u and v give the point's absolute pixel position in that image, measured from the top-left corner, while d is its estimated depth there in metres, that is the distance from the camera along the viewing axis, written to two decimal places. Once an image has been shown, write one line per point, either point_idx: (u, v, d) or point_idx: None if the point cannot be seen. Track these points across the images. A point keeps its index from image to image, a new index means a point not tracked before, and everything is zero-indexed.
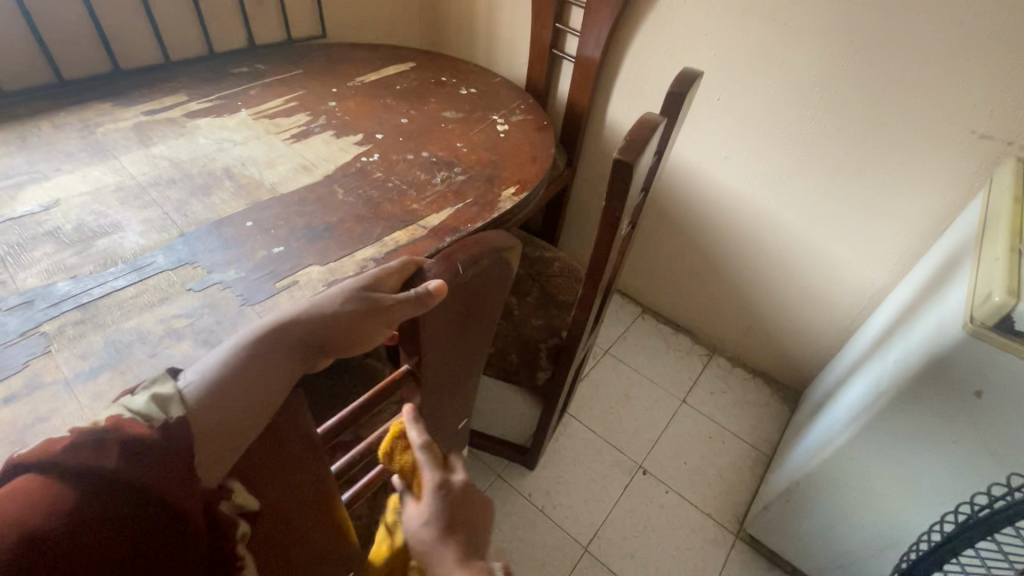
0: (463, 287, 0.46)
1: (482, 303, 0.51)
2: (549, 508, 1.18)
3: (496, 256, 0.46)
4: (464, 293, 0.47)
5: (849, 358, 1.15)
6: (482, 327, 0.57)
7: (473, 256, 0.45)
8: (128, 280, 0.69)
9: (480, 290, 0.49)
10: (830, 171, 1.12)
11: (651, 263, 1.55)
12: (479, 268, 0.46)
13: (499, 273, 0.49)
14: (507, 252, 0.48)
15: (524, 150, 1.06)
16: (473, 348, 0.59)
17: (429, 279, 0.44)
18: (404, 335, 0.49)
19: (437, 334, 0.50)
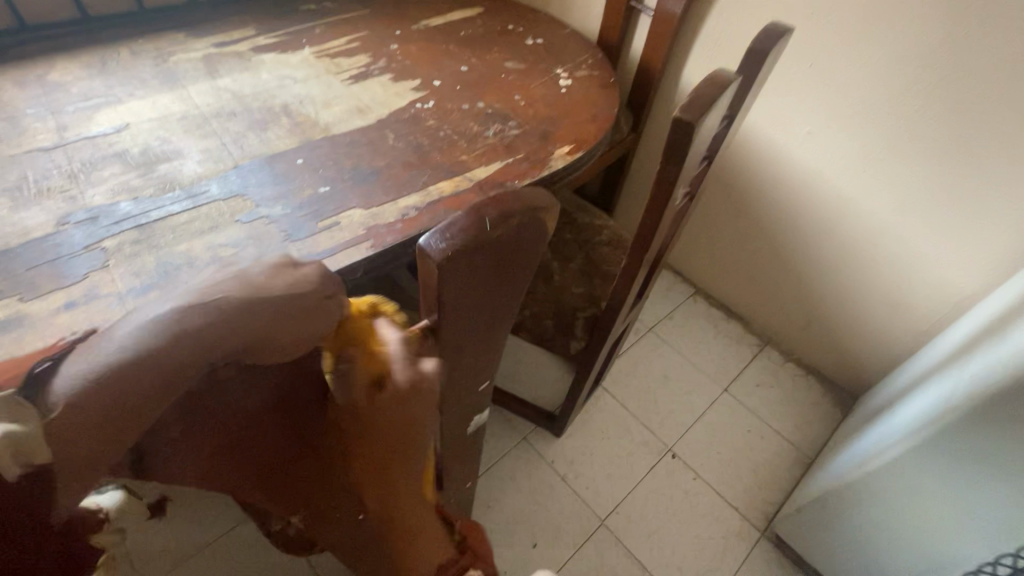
0: (494, 251, 0.39)
1: (517, 274, 0.45)
2: (570, 477, 1.17)
3: (532, 215, 0.40)
4: (494, 260, 0.40)
5: (919, 367, 1.04)
6: (511, 305, 0.49)
7: (504, 214, 0.38)
8: (183, 205, 0.72)
9: (513, 258, 0.42)
10: (930, 155, 0.99)
11: (709, 243, 1.46)
12: (509, 227, 0.39)
13: (534, 237, 0.42)
14: (545, 211, 0.41)
15: (585, 108, 1.00)
16: (500, 328, 0.51)
17: (451, 227, 0.37)
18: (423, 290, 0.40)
19: (460, 303, 0.42)
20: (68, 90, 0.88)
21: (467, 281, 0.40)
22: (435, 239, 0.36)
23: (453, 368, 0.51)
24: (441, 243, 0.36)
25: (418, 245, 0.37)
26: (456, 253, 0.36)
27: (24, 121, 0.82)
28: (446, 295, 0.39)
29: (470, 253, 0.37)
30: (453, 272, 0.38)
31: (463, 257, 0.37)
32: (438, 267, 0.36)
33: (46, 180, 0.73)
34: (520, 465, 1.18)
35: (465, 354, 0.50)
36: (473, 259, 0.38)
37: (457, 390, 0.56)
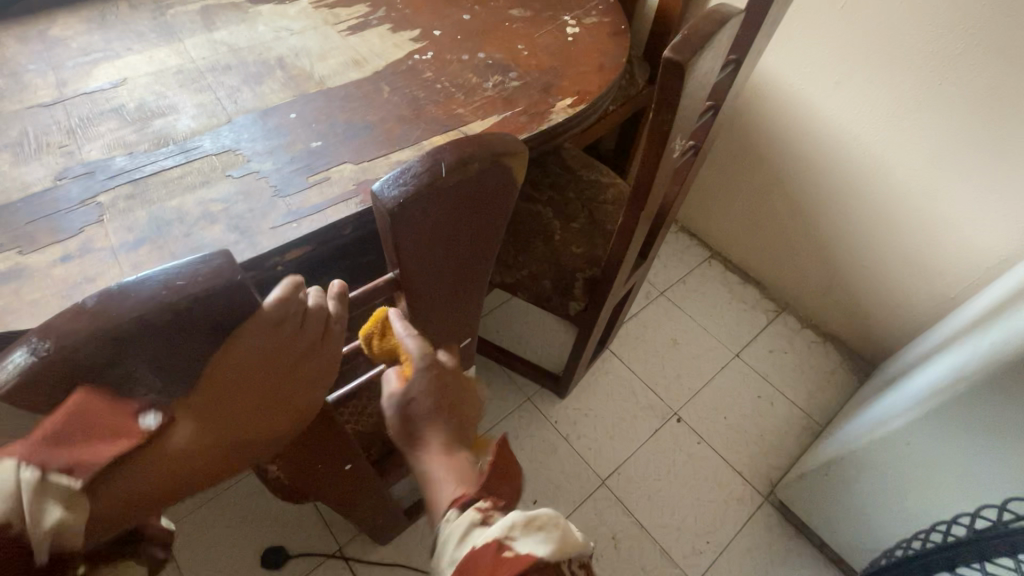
0: (452, 198, 0.38)
1: (484, 224, 0.44)
2: (572, 437, 1.18)
3: (493, 161, 0.39)
4: (454, 208, 0.40)
5: (941, 335, 0.99)
6: (484, 257, 0.49)
7: (461, 159, 0.37)
8: (176, 160, 0.72)
9: (478, 207, 0.41)
10: (969, 106, 0.91)
11: (726, 203, 1.40)
12: (467, 175, 0.38)
13: (499, 186, 0.41)
14: (507, 157, 0.39)
15: (592, 58, 0.95)
16: (473, 280, 0.51)
17: (404, 176, 0.36)
18: (383, 243, 0.41)
19: (420, 254, 0.42)
20: (68, 46, 0.88)
21: (425, 230, 0.40)
22: (387, 186, 0.36)
23: (424, 318, 0.52)
24: (392, 189, 0.36)
25: (372, 191, 0.37)
26: (411, 203, 0.36)
27: (25, 77, 0.82)
28: (403, 244, 0.39)
29: (423, 201, 0.37)
30: (406, 219, 0.37)
31: (415, 204, 0.37)
32: (388, 212, 0.36)
33: (45, 136, 0.74)
34: (523, 424, 1.19)
35: (437, 304, 0.51)
36: (427, 206, 0.38)
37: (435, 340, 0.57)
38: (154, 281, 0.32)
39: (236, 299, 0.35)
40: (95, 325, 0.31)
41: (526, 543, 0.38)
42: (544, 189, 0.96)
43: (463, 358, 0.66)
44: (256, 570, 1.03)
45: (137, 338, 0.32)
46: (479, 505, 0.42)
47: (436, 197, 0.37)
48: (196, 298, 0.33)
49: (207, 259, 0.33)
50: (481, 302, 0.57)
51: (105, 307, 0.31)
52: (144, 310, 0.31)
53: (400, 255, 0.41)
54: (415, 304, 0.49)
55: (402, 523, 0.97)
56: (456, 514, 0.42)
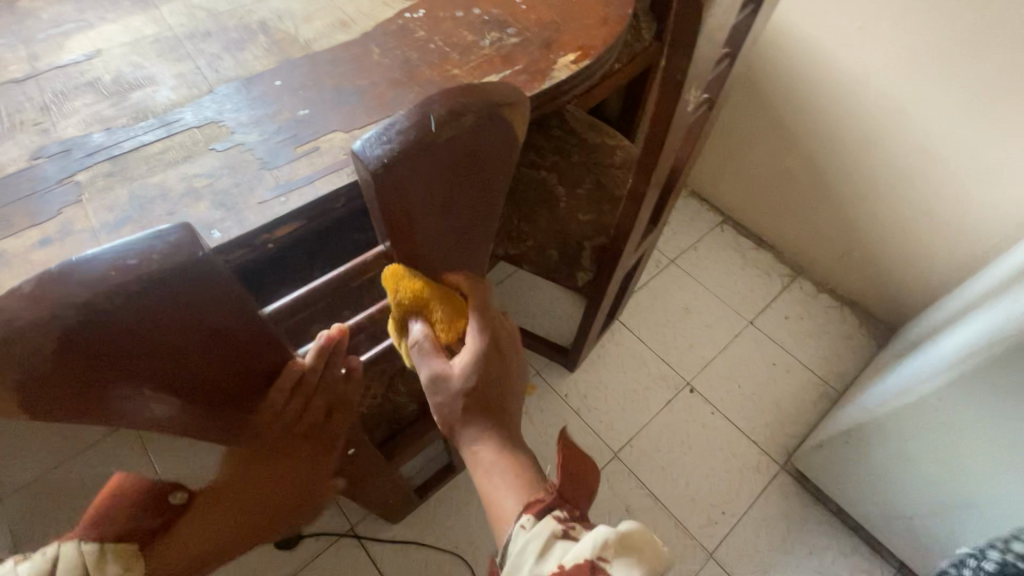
0: (446, 156, 0.35)
1: (481, 185, 0.40)
2: (583, 410, 1.16)
3: (490, 113, 0.35)
4: (448, 168, 0.36)
5: (968, 296, 0.95)
6: (483, 219, 0.45)
7: (453, 112, 0.33)
8: (156, 135, 0.67)
9: (474, 167, 0.38)
10: (1005, 47, 0.84)
11: (739, 164, 1.34)
12: (462, 129, 0.34)
13: (498, 141, 0.37)
14: (504, 107, 0.35)
15: (596, 9, 0.88)
16: (472, 246, 0.48)
17: (392, 134, 0.32)
18: (371, 210, 0.37)
19: (416, 220, 0.38)
20: (37, 17, 0.83)
21: (417, 193, 0.36)
22: (370, 144, 0.32)
23: None
24: (375, 149, 0.32)
25: (353, 153, 0.33)
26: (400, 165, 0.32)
27: None
28: (393, 211, 0.36)
29: (411, 161, 0.33)
30: (394, 183, 0.34)
31: (403, 164, 0.33)
32: (372, 175, 0.32)
33: (18, 114, 0.70)
34: (533, 398, 1.17)
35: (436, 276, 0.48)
36: (417, 167, 0.34)
37: None
38: (104, 258, 0.28)
39: (207, 270, 0.31)
40: (41, 312, 0.27)
41: (616, 567, 0.37)
42: (547, 153, 0.91)
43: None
44: (270, 551, 1.03)
45: (92, 327, 0.29)
46: (558, 514, 0.42)
47: (426, 156, 0.33)
48: (158, 275, 0.29)
49: (168, 231, 0.29)
50: (482, 268, 0.53)
51: (50, 292, 0.27)
52: (91, 294, 0.28)
53: (393, 223, 0.37)
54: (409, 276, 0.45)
55: (413, 501, 0.97)
56: (531, 522, 0.41)
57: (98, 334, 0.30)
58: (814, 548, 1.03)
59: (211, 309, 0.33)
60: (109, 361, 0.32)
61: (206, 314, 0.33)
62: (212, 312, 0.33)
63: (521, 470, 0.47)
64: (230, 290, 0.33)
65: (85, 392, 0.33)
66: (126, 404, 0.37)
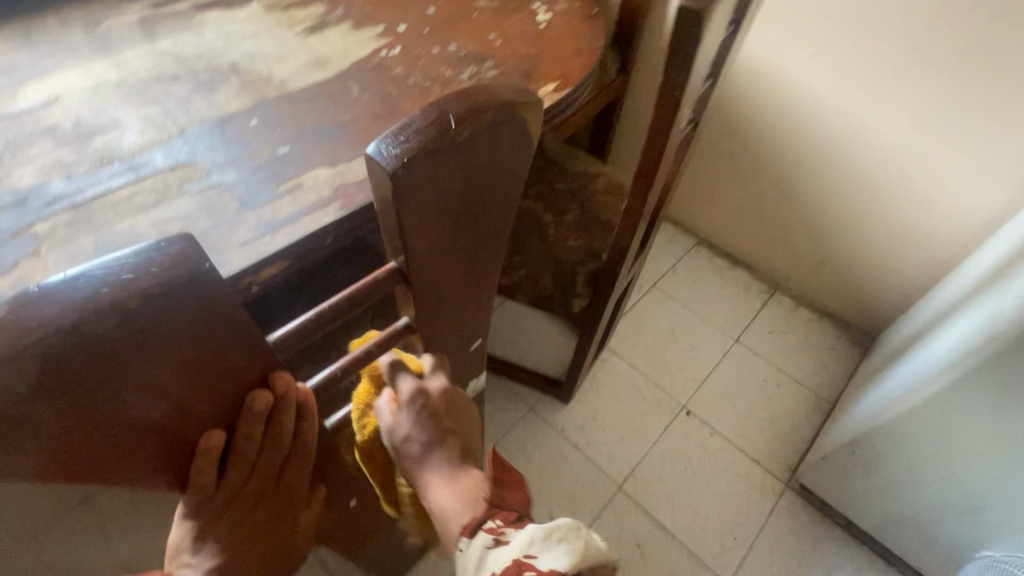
0: (463, 158, 0.32)
1: (498, 192, 0.38)
2: (582, 444, 1.12)
3: (508, 112, 0.32)
4: (467, 171, 0.33)
5: (944, 299, 0.98)
6: (496, 235, 0.42)
7: (473, 109, 0.31)
8: (124, 179, 0.63)
9: (490, 172, 0.35)
10: (948, 64, 0.90)
11: (710, 188, 1.38)
12: (480, 129, 0.31)
13: (515, 145, 0.35)
14: (525, 107, 0.33)
15: (569, 42, 0.91)
16: (484, 264, 0.45)
17: (411, 133, 0.29)
18: (384, 220, 0.34)
19: (429, 229, 0.35)
20: None
21: (434, 197, 0.33)
22: (387, 144, 0.29)
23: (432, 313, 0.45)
24: (393, 149, 0.29)
25: (368, 153, 0.29)
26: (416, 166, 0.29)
27: None
28: (408, 217, 0.32)
29: (431, 160, 0.30)
30: (413, 185, 0.31)
31: (423, 165, 0.30)
32: (390, 177, 0.29)
33: None
34: (529, 436, 1.13)
35: (445, 295, 0.45)
36: (435, 167, 0.31)
37: (442, 338, 0.51)
38: (91, 277, 0.26)
39: (208, 283, 0.30)
40: (43, 332, 0.26)
41: (544, 559, 0.37)
42: (530, 183, 0.91)
43: (468, 355, 0.60)
44: None
45: (102, 348, 0.28)
46: (490, 526, 0.43)
47: (446, 156, 0.31)
48: (149, 295, 0.28)
49: (164, 246, 0.28)
50: (491, 288, 0.50)
51: (21, 315, 0.25)
52: (77, 314, 0.26)
53: (406, 233, 0.34)
54: (419, 295, 0.42)
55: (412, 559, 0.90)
56: (468, 542, 0.42)
57: (88, 356, 0.28)
58: (830, 566, 1.00)
59: (214, 326, 0.32)
60: (77, 403, 0.30)
61: (191, 329, 0.31)
62: (195, 326, 0.31)
63: (474, 481, 0.48)
64: (227, 304, 0.32)
65: (86, 431, 0.32)
66: (126, 444, 0.35)
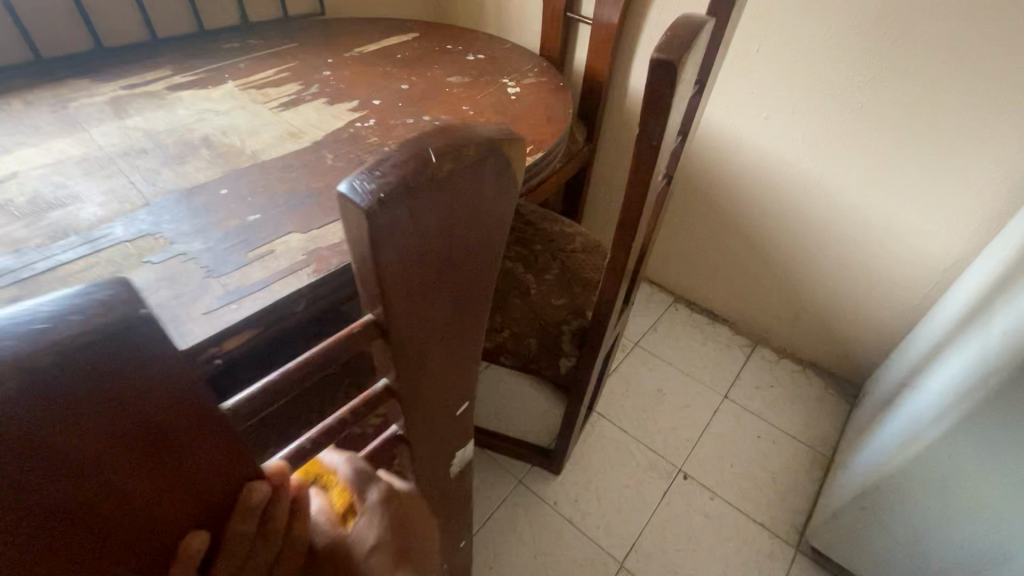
0: (445, 197, 0.30)
1: (481, 235, 0.36)
2: (578, 518, 1.04)
3: (490, 148, 0.31)
4: (448, 211, 0.31)
5: (925, 342, 0.98)
6: (480, 283, 0.40)
7: (453, 145, 0.29)
8: (79, 252, 0.59)
9: (473, 213, 0.33)
10: (891, 123, 0.97)
11: (682, 246, 1.41)
12: (462, 165, 0.30)
13: (497, 184, 0.33)
14: (507, 143, 0.32)
15: (539, 111, 0.95)
16: (467, 316, 0.42)
17: (388, 170, 0.27)
18: (360, 270, 0.31)
19: (410, 277, 0.33)
20: None
21: (415, 240, 0.30)
22: (363, 182, 0.27)
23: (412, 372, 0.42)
24: (369, 185, 0.27)
25: (341, 192, 0.27)
26: (395, 205, 0.27)
27: None
28: (388, 263, 0.30)
29: (411, 199, 0.28)
30: (392, 226, 0.28)
31: (402, 204, 0.28)
32: (366, 216, 0.27)
33: None
34: (520, 513, 1.04)
35: (427, 351, 0.41)
36: (416, 206, 0.29)
37: (424, 401, 0.47)
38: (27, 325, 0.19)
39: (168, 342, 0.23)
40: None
41: None
42: (509, 245, 0.90)
43: (452, 422, 0.55)
44: None
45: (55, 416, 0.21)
46: None
47: (426, 194, 0.29)
48: (79, 359, 0.20)
49: (92, 290, 0.21)
50: (475, 343, 0.47)
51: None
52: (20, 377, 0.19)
53: (385, 282, 0.31)
54: (398, 354, 0.38)
55: None
56: None
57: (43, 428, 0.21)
58: None
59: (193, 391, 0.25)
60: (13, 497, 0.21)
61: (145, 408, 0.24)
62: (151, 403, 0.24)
63: None
64: (194, 372, 0.25)
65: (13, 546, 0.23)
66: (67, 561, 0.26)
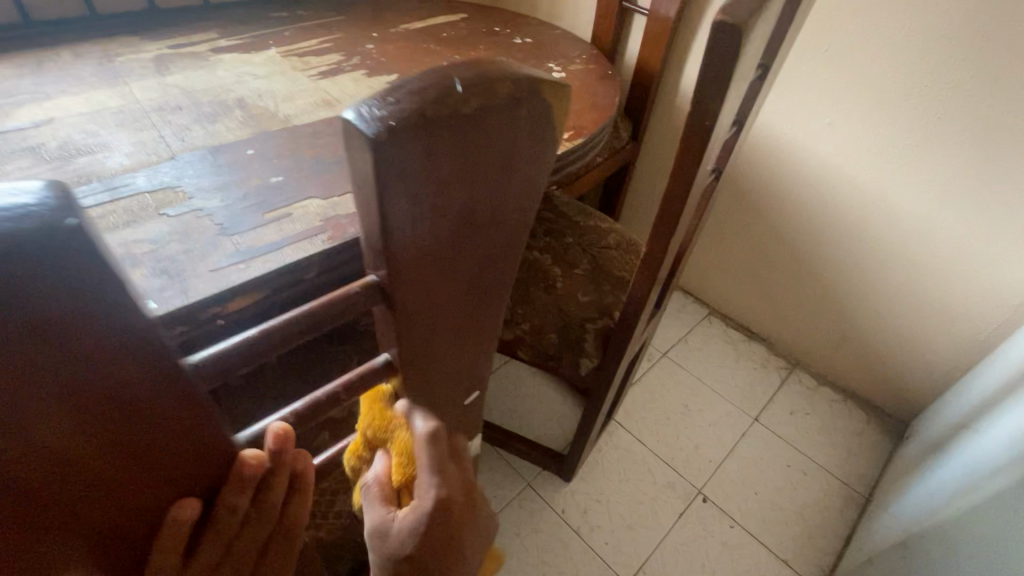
0: (470, 142, 0.26)
1: (508, 197, 0.32)
2: (585, 530, 0.99)
3: (530, 90, 0.27)
4: (471, 161, 0.27)
5: (990, 384, 0.89)
6: (501, 253, 0.36)
7: (484, 79, 0.25)
8: (98, 199, 0.58)
9: (502, 167, 0.29)
10: (973, 138, 0.87)
11: (723, 256, 1.33)
12: (494, 106, 0.26)
13: (532, 138, 0.29)
14: (548, 87, 0.28)
15: (583, 98, 0.90)
16: (484, 290, 0.38)
17: (405, 98, 0.23)
18: (364, 218, 0.27)
19: (422, 233, 0.29)
20: None
21: (429, 189, 0.26)
22: (374, 110, 0.23)
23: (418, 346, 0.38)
24: (379, 113, 0.23)
25: (345, 121, 0.23)
26: (409, 140, 0.23)
27: None
28: (395, 211, 0.26)
29: (428, 136, 0.24)
30: (402, 166, 0.24)
31: (417, 141, 0.24)
32: (372, 149, 0.23)
33: None
34: (525, 517, 1.00)
35: (438, 327, 0.38)
36: (433, 146, 0.25)
37: (428, 381, 0.43)
38: None
39: (72, 272, 0.19)
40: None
41: None
42: (538, 235, 0.86)
43: (459, 411, 0.51)
44: None
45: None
46: None
47: (447, 132, 0.25)
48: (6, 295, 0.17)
49: (23, 202, 0.17)
50: (492, 324, 0.43)
51: None
52: None
53: (391, 234, 0.27)
54: (404, 325, 0.35)
55: None
56: None
57: None
58: None
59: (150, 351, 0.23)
60: None
61: (12, 362, 0.19)
62: (24, 355, 0.19)
63: None
64: (133, 313, 0.21)
65: None
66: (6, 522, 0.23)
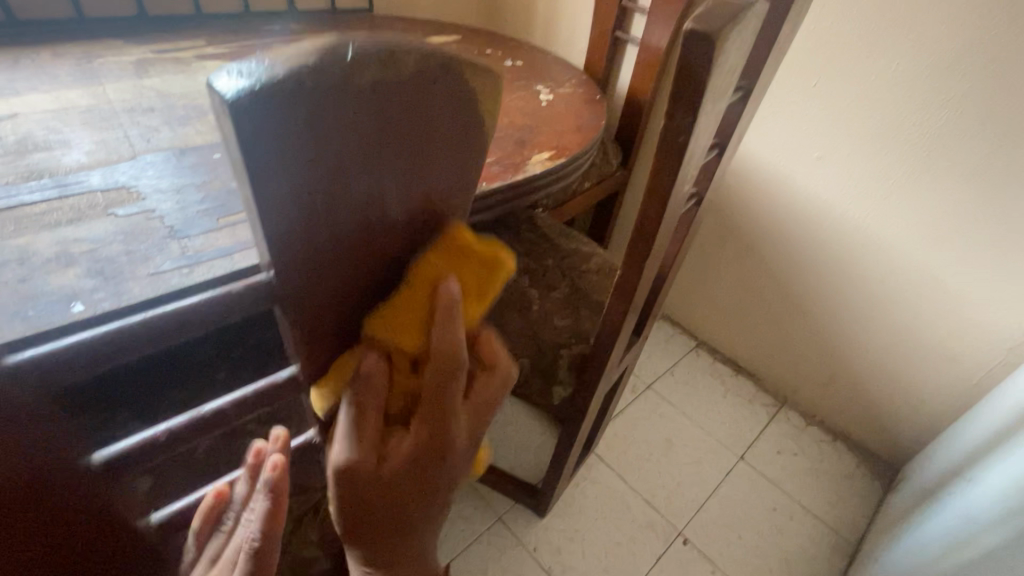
0: (371, 119, 0.24)
1: (427, 195, 0.29)
2: (556, 571, 0.93)
3: (443, 67, 0.25)
4: (377, 144, 0.25)
5: (982, 429, 0.85)
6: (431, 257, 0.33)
7: (386, 48, 0.23)
8: (45, 195, 0.55)
9: (417, 156, 0.27)
10: (960, 177, 0.87)
11: (711, 287, 1.31)
12: (398, 80, 0.23)
13: (454, 126, 0.27)
14: (471, 71, 0.26)
15: (569, 119, 0.89)
16: None
17: (284, 53, 0.21)
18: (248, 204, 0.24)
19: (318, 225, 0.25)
20: None
21: (321, 175, 0.24)
22: (244, 70, 0.20)
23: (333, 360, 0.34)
24: (255, 70, 0.20)
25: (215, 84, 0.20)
26: (280, 107, 0.21)
27: None
28: (278, 195, 0.23)
29: (319, 106, 0.22)
30: (281, 140, 0.22)
31: (297, 111, 0.21)
32: (236, 120, 0.20)
33: None
34: (494, 554, 0.94)
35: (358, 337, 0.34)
36: (319, 120, 0.22)
37: None
38: None
39: None
40: None
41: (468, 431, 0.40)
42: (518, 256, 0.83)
43: None
44: None
45: None
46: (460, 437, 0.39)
47: (339, 105, 0.22)
48: None
49: None
50: None
51: None
52: None
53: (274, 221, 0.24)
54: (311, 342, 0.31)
55: None
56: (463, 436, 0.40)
57: None
58: None
59: None
60: None
61: None
62: None
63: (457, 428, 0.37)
64: None
65: None
66: None
